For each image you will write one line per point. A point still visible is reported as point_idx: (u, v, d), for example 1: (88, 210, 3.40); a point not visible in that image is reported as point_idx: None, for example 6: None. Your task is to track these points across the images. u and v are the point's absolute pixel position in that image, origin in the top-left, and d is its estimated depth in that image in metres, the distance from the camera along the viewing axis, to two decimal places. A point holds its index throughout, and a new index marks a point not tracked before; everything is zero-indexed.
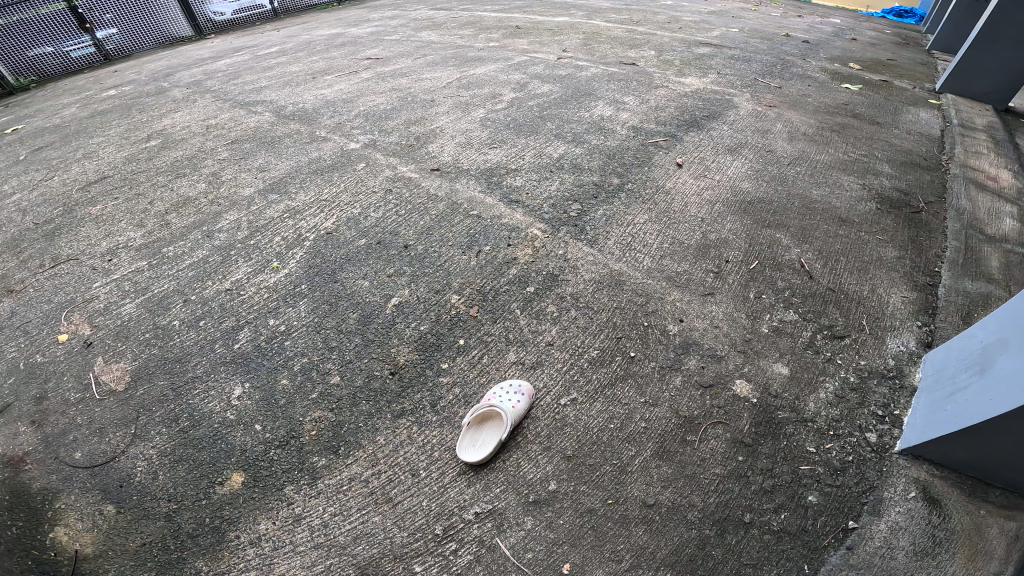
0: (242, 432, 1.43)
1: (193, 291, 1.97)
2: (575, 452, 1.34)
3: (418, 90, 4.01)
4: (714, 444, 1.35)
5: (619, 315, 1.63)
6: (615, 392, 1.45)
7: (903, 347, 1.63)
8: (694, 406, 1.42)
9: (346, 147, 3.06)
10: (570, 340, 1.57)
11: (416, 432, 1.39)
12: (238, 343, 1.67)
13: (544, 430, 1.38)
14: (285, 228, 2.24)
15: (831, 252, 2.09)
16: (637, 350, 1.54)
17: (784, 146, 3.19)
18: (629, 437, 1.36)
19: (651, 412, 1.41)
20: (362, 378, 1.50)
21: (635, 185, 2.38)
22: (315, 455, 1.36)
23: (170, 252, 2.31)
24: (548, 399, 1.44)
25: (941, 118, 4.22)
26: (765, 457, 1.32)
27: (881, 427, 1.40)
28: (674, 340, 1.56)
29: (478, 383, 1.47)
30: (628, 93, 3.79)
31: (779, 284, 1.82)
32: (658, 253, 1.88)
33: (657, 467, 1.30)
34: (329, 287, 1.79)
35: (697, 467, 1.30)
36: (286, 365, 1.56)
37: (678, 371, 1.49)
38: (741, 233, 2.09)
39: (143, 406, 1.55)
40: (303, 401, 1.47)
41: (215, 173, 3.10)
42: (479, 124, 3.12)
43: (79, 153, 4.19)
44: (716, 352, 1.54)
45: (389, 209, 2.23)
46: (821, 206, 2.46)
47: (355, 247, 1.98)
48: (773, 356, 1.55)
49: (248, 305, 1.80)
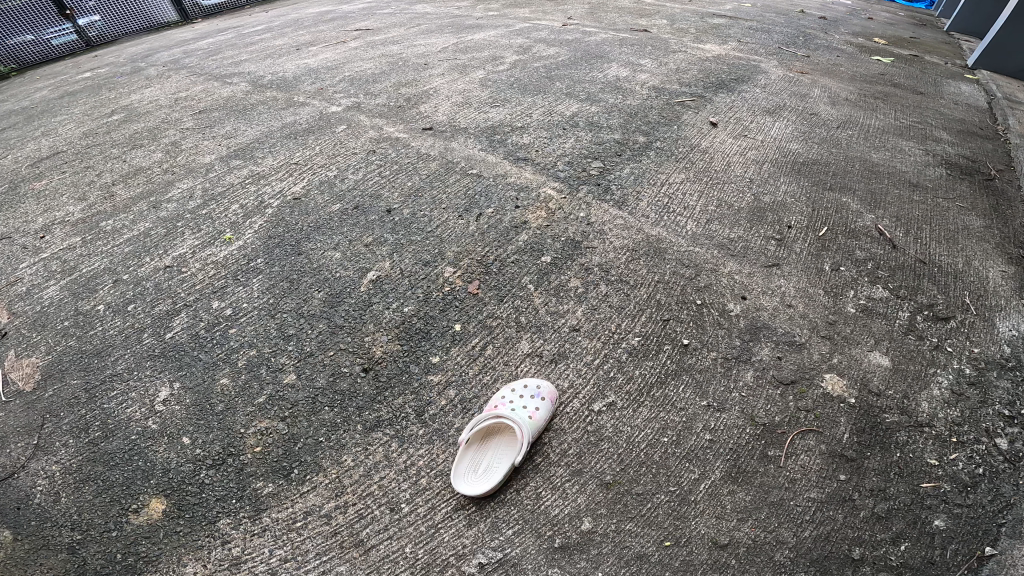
0: (166, 446, 1.00)
1: (126, 269, 1.57)
2: (616, 477, 0.92)
3: (410, 56, 3.62)
4: (806, 460, 0.93)
5: (664, 292, 1.21)
6: (667, 393, 1.04)
7: (1019, 331, 1.21)
8: (773, 410, 1.00)
9: (326, 111, 2.67)
10: (601, 324, 1.16)
11: (394, 451, 0.97)
12: (171, 331, 1.24)
13: (572, 448, 0.97)
14: (245, 195, 1.84)
15: (910, 219, 1.69)
16: (691, 337, 1.12)
17: (827, 110, 2.80)
18: (688, 453, 0.95)
19: (716, 419, 0.99)
20: (325, 377, 1.07)
21: (665, 144, 1.99)
22: (259, 480, 0.94)
23: (109, 226, 1.92)
24: (578, 403, 1.03)
25: (982, 92, 3.87)
26: (874, 474, 0.92)
27: (1013, 431, 0.98)
28: (737, 323, 1.14)
29: (480, 385, 1.06)
30: (644, 56, 3.40)
31: (859, 254, 1.41)
32: (704, 215, 1.48)
33: (729, 494, 0.89)
34: (292, 261, 1.37)
35: (782, 492, 0.89)
36: (229, 360, 1.13)
37: (748, 364, 1.07)
38: (800, 195, 1.70)
39: (50, 411, 1.11)
40: (246, 407, 1.04)
41: (175, 142, 2.71)
42: (478, 85, 2.73)
43: (39, 131, 3.80)
44: (793, 339, 1.12)
45: (370, 170, 1.84)
46: (885, 170, 2.08)
47: (325, 213, 1.58)
48: (869, 345, 1.12)
49: (188, 285, 1.37)
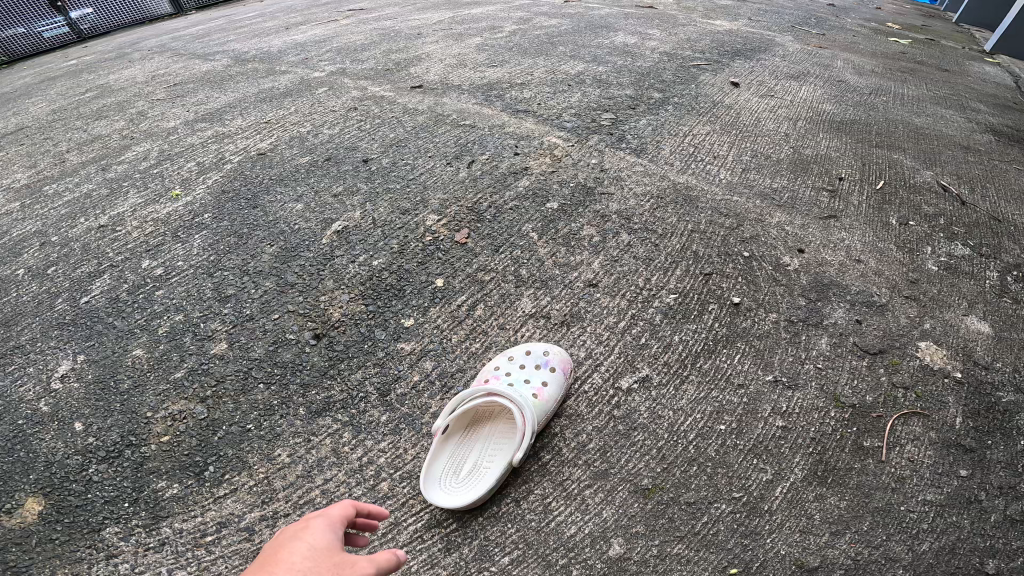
0: (53, 435, 0.76)
1: (58, 231, 1.34)
2: (655, 482, 0.69)
3: (404, 29, 3.39)
4: (913, 453, 0.70)
5: (704, 242, 0.99)
6: (715, 365, 0.81)
7: None
8: (861, 387, 0.77)
9: (309, 77, 2.44)
10: (625, 279, 0.94)
11: (346, 442, 0.74)
12: (88, 296, 1.00)
13: (593, 442, 0.74)
14: (204, 153, 1.62)
15: (973, 179, 1.46)
16: (743, 294, 0.90)
17: (854, 78, 2.58)
18: (755, 447, 0.71)
19: (788, 400, 0.76)
20: (263, 346, 0.84)
21: (684, 99, 1.76)
22: (161, 479, 0.70)
23: (51, 189, 1.70)
24: (599, 380, 0.80)
25: (1008, 73, 3.67)
26: (1001, 468, 0.68)
27: None
28: (798, 279, 0.93)
29: (469, 358, 0.83)
30: (653, 27, 3.17)
31: (927, 210, 1.19)
32: (738, 164, 1.25)
33: (817, 500, 0.66)
34: (244, 215, 1.14)
35: (888, 494, 0.66)
36: (147, 329, 0.90)
37: (821, 330, 0.85)
38: (845, 151, 1.48)
39: None
40: (157, 387, 0.81)
41: (143, 112, 2.48)
42: (475, 49, 2.50)
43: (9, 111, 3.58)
44: (872, 299, 0.89)
45: (348, 124, 1.61)
46: (931, 133, 1.85)
47: (293, 166, 1.36)
48: (964, 309, 0.89)
49: (119, 244, 1.14)
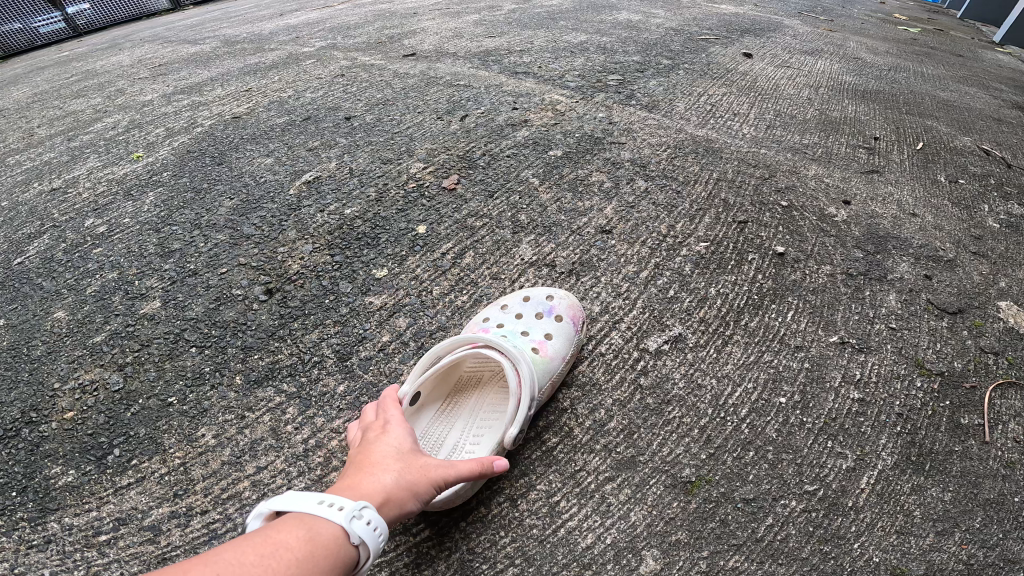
0: None
1: (8, 197, 1.22)
2: (700, 473, 0.56)
3: (399, 10, 3.27)
4: (1019, 433, 0.59)
5: (734, 192, 0.88)
6: (761, 323, 0.70)
7: None
8: (947, 352, 0.66)
9: (297, 52, 2.31)
10: (644, 225, 0.82)
11: (288, 421, 0.61)
12: (21, 257, 0.88)
13: (617, 418, 0.61)
14: (175, 119, 1.50)
15: (1013, 145, 1.35)
16: (786, 245, 0.79)
17: (870, 57, 2.46)
18: (829, 425, 0.60)
19: (861, 366, 0.65)
20: (202, 304, 0.72)
21: (695, 66, 1.63)
22: (55, 465, 0.57)
23: (11, 158, 1.60)
24: (622, 342, 0.68)
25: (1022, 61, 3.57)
26: None
27: None
28: (849, 231, 0.82)
29: (455, 313, 0.71)
30: (658, 7, 3.05)
31: (973, 170, 1.07)
32: (760, 121, 1.13)
33: (915, 493, 0.54)
34: (207, 172, 1.03)
35: (998, 483, 0.55)
36: (73, 290, 0.77)
37: (888, 285, 0.74)
38: (874, 115, 1.36)
39: None
40: (70, 354, 0.68)
41: (121, 89, 2.37)
42: (472, 25, 2.37)
43: None
44: (938, 253, 0.79)
45: (332, 89, 1.49)
46: (959, 105, 1.74)
47: (268, 126, 1.24)
48: None
49: (66, 206, 1.04)
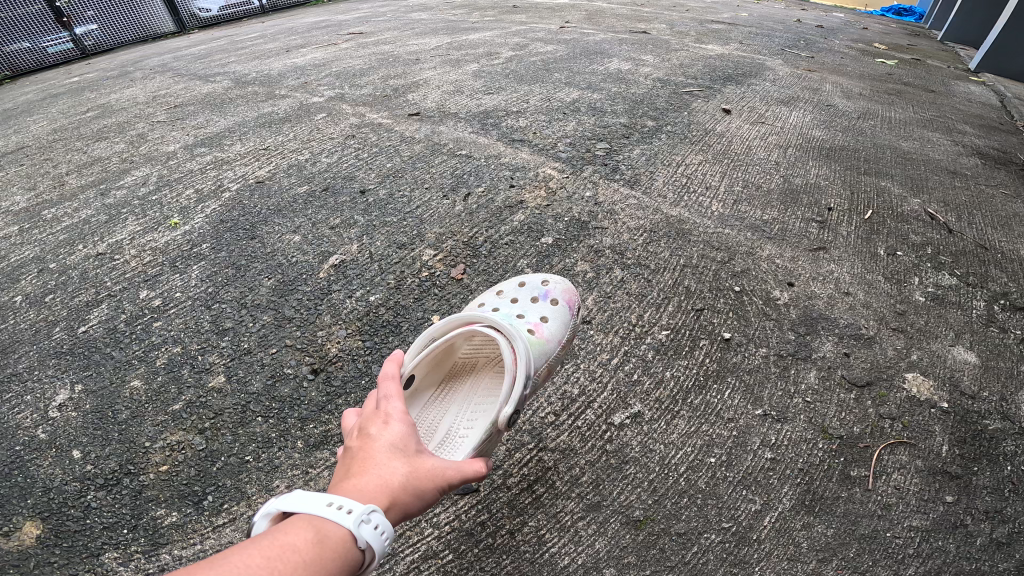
0: (50, 462, 0.76)
1: (55, 257, 1.36)
2: (645, 513, 0.70)
3: (402, 53, 3.47)
4: (899, 481, 0.73)
5: (694, 277, 1.05)
6: (707, 400, 0.84)
7: None
8: (848, 419, 0.81)
9: (307, 102, 2.47)
10: (618, 315, 0.98)
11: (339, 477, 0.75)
12: (85, 326, 1.02)
13: (585, 473, 0.75)
14: (202, 180, 1.66)
15: (959, 204, 1.51)
16: (733, 331, 0.95)
17: (844, 102, 2.62)
18: (745, 478, 0.74)
19: (777, 433, 0.79)
20: (260, 380, 0.86)
21: (677, 128, 1.78)
22: (159, 508, 0.71)
23: (50, 215, 1.78)
24: (590, 415, 0.83)
25: (993, 92, 3.79)
26: (987, 495, 0.72)
27: None
28: (788, 314, 0.98)
29: (449, 388, 0.86)
30: (647, 53, 3.26)
31: (914, 239, 1.23)
32: (728, 197, 1.31)
33: (805, 529, 0.68)
34: (243, 245, 1.18)
35: (875, 521, 0.69)
36: (146, 360, 0.91)
37: (809, 363, 0.89)
38: (834, 179, 1.51)
39: None
40: (157, 416, 0.82)
41: (142, 134, 2.53)
42: (471, 76, 2.54)
43: (11, 127, 3.65)
44: (861, 332, 0.95)
45: (346, 153, 1.64)
46: (920, 158, 1.91)
47: (291, 196, 1.39)
48: (951, 339, 0.94)
49: (117, 274, 1.17)
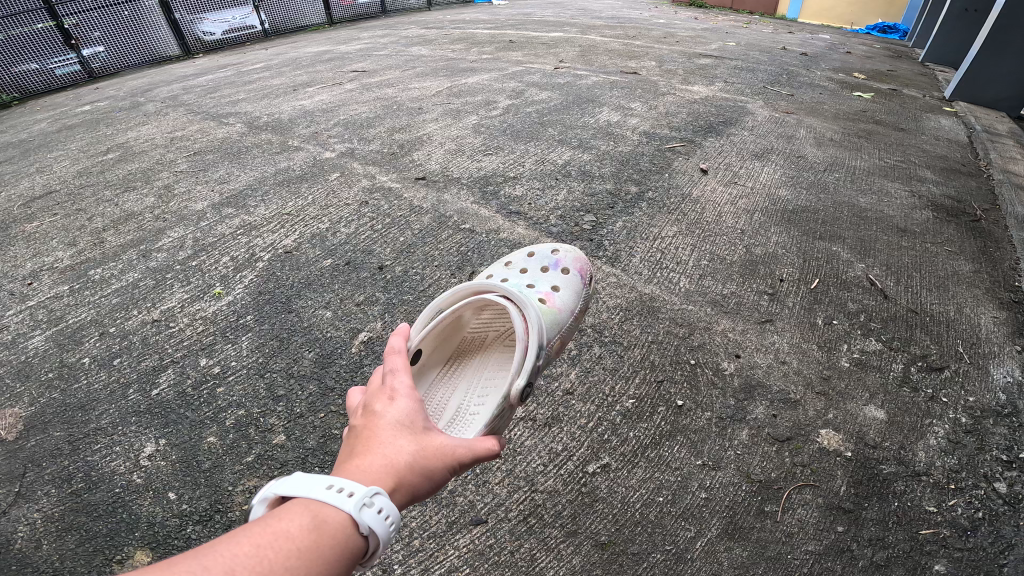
0: (150, 501, 1.06)
1: (113, 323, 1.60)
2: (610, 537, 1.02)
3: (405, 99, 3.71)
4: (802, 514, 1.04)
5: (658, 352, 1.38)
6: (661, 453, 1.16)
7: (1011, 378, 1.34)
8: (768, 467, 1.12)
9: (320, 156, 2.70)
10: (595, 387, 1.31)
11: None
12: (156, 388, 1.32)
13: (566, 509, 1.07)
14: (235, 247, 1.89)
15: (900, 266, 1.77)
16: (685, 398, 1.27)
17: (814, 152, 2.84)
18: (684, 513, 1.05)
19: (712, 478, 1.11)
20: (314, 439, 1.14)
21: (657, 194, 1.99)
22: None
23: (99, 275, 2.02)
24: (572, 465, 1.15)
25: (963, 124, 4.02)
26: (873, 524, 1.02)
27: (1011, 474, 1.10)
28: (732, 381, 1.30)
29: None
30: (635, 100, 3.52)
31: (851, 306, 1.54)
32: (697, 271, 1.61)
33: (726, 550, 0.99)
34: (282, 318, 1.49)
35: (780, 546, 0.99)
36: (216, 420, 1.21)
37: (743, 423, 1.21)
38: (791, 246, 1.77)
39: (31, 461, 1.16)
40: (234, 465, 1.11)
41: (168, 185, 2.76)
42: (472, 131, 2.74)
43: (35, 168, 3.88)
44: (789, 396, 1.26)
45: (362, 224, 1.85)
46: (874, 216, 2.12)
47: (317, 270, 1.65)
48: (865, 399, 1.26)
49: (176, 342, 1.46)
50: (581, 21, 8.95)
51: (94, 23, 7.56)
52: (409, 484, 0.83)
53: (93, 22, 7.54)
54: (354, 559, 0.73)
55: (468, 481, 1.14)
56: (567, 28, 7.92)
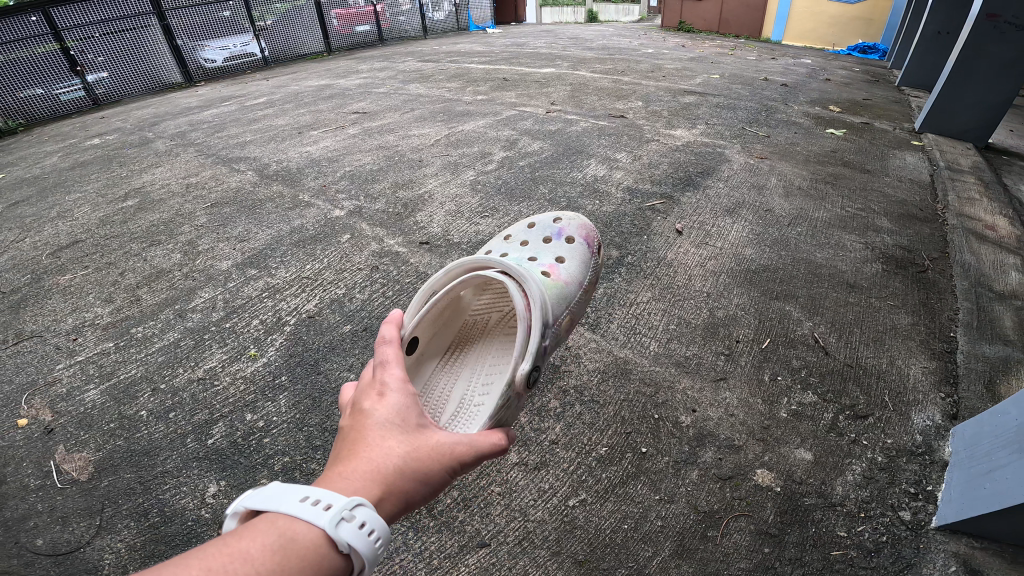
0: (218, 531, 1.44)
1: (162, 379, 2.01)
2: (586, 556, 1.31)
3: (405, 149, 4.02)
4: (737, 538, 1.33)
5: (627, 408, 1.70)
6: (628, 490, 1.46)
7: (929, 422, 1.62)
8: (712, 500, 1.42)
9: (330, 215, 3.04)
10: (576, 437, 1.62)
11: (409, 538, 1.39)
12: (212, 438, 1.73)
13: (552, 534, 1.37)
14: (263, 310, 2.31)
15: (845, 322, 2.06)
16: (648, 446, 1.58)
17: (781, 204, 3.07)
18: (644, 537, 1.35)
19: (667, 509, 1.41)
20: None
21: (635, 258, 2.45)
22: None
23: (140, 333, 2.29)
24: (556, 500, 1.45)
25: (928, 159, 4.09)
26: (793, 546, 1.31)
27: (914, 504, 1.39)
28: (687, 431, 1.61)
29: (478, 486, 1.51)
30: (620, 149, 3.82)
31: (795, 362, 1.85)
32: (665, 336, 1.99)
33: (675, 567, 1.28)
34: (312, 378, 1.92)
35: (718, 563, 1.28)
36: (267, 465, 1.61)
37: (694, 465, 1.51)
38: (749, 307, 2.13)
39: (109, 498, 1.56)
40: None
41: (192, 241, 3.00)
42: (469, 189, 3.13)
43: (53, 210, 3.99)
44: (734, 442, 1.57)
45: (374, 289, 2.34)
46: (827, 270, 2.39)
47: (338, 334, 2.11)
48: (797, 443, 1.57)
49: (222, 399, 1.88)
50: (573, 53, 9.32)
51: (98, 49, 8.95)
52: (397, 484, 0.97)
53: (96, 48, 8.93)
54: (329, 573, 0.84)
55: (475, 512, 1.44)
56: (559, 62, 8.24)
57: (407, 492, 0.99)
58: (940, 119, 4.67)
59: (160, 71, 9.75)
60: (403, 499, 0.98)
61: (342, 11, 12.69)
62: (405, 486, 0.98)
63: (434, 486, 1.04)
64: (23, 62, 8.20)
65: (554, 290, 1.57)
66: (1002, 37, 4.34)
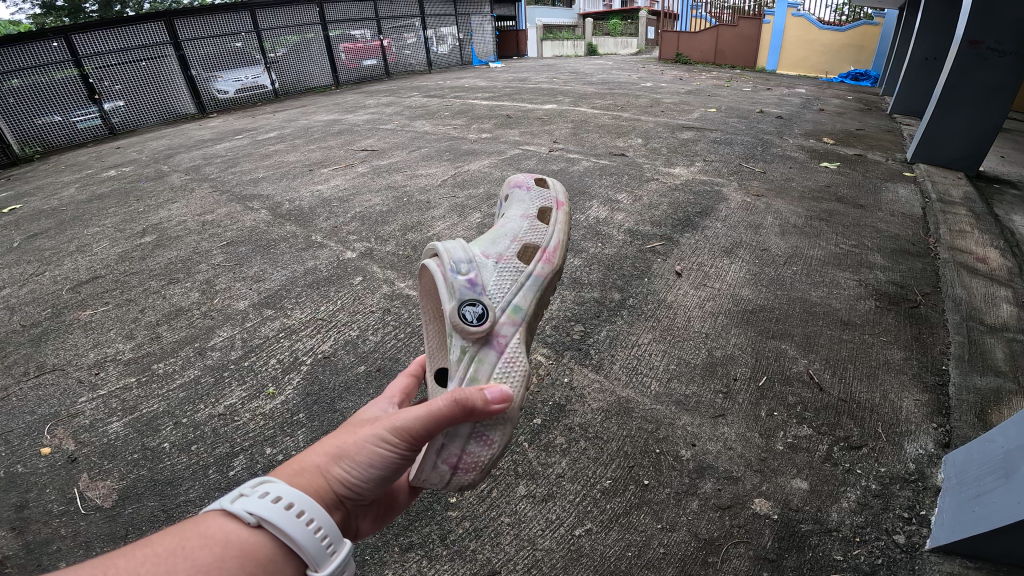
0: None
1: (184, 414, 2.11)
2: None
3: (414, 189, 4.19)
4: (737, 563, 1.41)
5: (631, 444, 1.79)
6: (631, 519, 1.55)
7: (921, 451, 1.70)
8: (713, 527, 1.51)
9: (343, 257, 3.18)
10: (582, 470, 1.71)
11: (424, 566, 1.47)
12: (233, 470, 1.82)
13: (559, 561, 1.46)
14: (281, 349, 2.43)
15: (839, 359, 2.16)
16: (650, 478, 1.67)
17: (777, 242, 3.19)
18: (647, 563, 1.43)
19: (669, 537, 1.49)
20: None
21: (636, 300, 2.58)
22: None
23: (161, 369, 2.40)
24: (564, 530, 1.54)
25: (920, 192, 4.17)
26: (790, 570, 1.38)
27: (908, 528, 1.46)
28: (688, 464, 1.71)
29: (488, 517, 1.60)
30: (620, 190, 3.96)
31: (790, 399, 1.95)
32: (665, 376, 2.09)
33: None
34: (328, 416, 2.01)
35: None
36: None
37: (694, 495, 1.60)
38: (746, 347, 2.23)
39: (132, 524, 1.65)
40: None
41: (210, 280, 3.13)
42: (475, 231, 3.29)
43: (71, 241, 4.15)
44: (732, 474, 1.66)
45: (386, 332, 2.46)
46: (821, 308, 2.50)
47: (353, 374, 2.22)
48: (793, 473, 1.65)
49: (242, 434, 1.98)
50: (574, 88, 9.59)
51: (116, 78, 9.23)
52: (308, 459, 1.12)
53: (115, 77, 9.21)
54: (243, 548, 0.93)
55: (487, 542, 1.53)
56: (560, 98, 8.46)
57: (320, 465, 1.11)
58: (928, 149, 4.77)
59: (171, 101, 10.02)
60: (318, 472, 1.10)
61: (350, 46, 13.08)
62: (315, 459, 1.11)
63: (357, 461, 1.13)
64: (42, 87, 8.42)
65: (489, 236, 1.72)
66: (985, 63, 4.50)
